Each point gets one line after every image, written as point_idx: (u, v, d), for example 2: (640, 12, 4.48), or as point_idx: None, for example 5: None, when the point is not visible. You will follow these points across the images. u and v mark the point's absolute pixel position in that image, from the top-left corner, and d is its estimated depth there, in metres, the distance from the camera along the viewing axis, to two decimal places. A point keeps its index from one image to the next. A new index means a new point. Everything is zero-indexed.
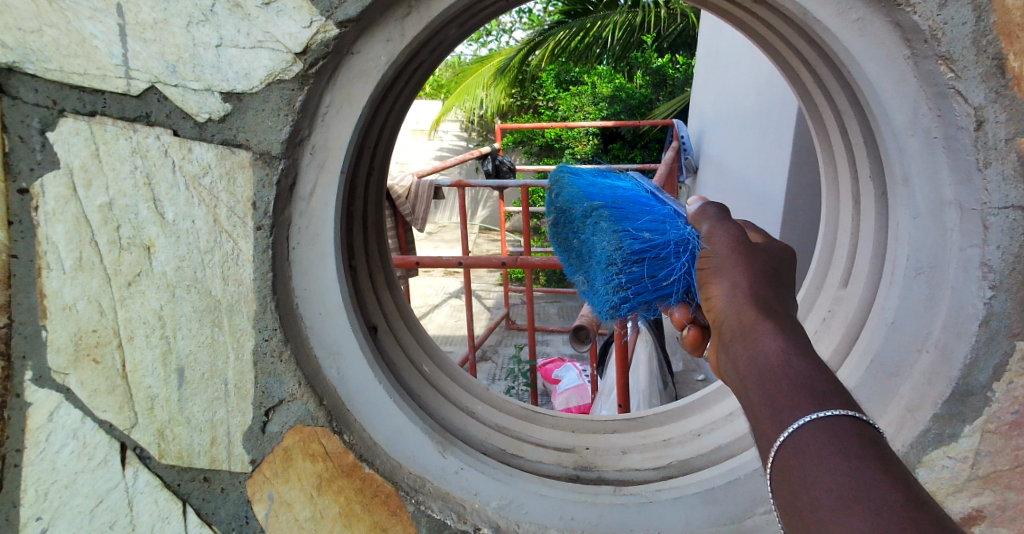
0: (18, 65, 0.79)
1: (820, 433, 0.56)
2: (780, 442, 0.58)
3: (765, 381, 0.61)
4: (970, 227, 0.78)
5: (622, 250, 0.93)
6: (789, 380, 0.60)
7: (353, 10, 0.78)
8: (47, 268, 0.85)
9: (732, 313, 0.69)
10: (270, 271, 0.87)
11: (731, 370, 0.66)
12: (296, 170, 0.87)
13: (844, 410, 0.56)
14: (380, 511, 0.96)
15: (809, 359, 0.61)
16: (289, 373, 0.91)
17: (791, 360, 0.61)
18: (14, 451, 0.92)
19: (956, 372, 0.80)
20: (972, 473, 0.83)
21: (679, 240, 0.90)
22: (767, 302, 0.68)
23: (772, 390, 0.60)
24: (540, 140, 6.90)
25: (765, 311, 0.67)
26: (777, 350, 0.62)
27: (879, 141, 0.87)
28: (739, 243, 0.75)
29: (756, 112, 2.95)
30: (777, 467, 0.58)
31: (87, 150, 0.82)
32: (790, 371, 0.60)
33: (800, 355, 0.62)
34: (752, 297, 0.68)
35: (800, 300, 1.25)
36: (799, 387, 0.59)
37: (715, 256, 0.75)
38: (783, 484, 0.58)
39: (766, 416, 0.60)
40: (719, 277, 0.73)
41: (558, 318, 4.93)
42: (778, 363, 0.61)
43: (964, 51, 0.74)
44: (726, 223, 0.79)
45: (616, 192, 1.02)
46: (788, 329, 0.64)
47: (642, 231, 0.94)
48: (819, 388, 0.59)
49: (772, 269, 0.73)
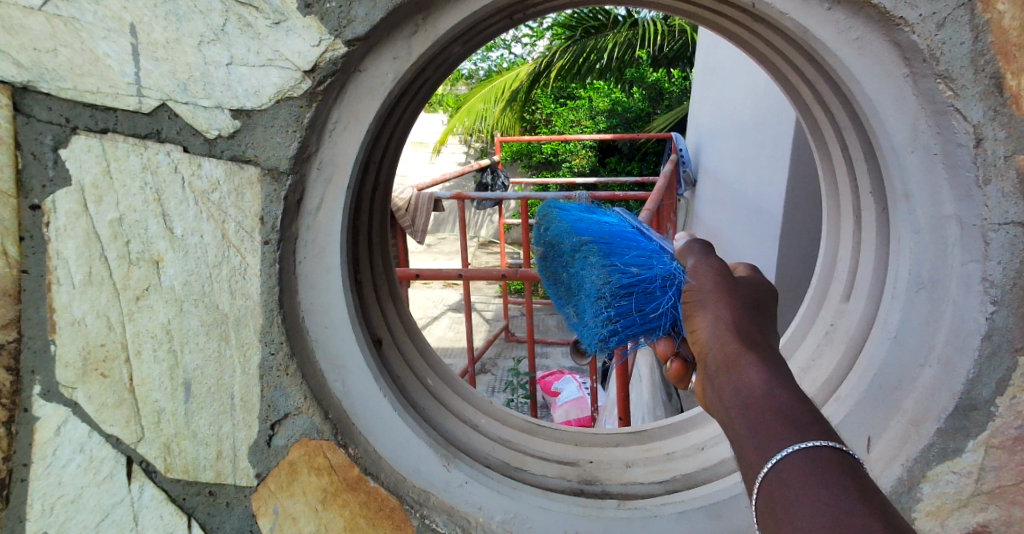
0: (33, 84, 0.80)
1: (802, 463, 0.56)
2: (763, 473, 0.58)
3: (749, 413, 0.62)
4: (970, 243, 0.79)
5: (610, 284, 0.93)
6: (772, 411, 0.60)
7: (362, 29, 0.80)
8: (57, 283, 0.86)
9: (716, 345, 0.69)
10: (277, 285, 0.88)
11: (716, 401, 0.67)
12: (304, 185, 0.88)
13: (826, 441, 0.57)
14: (384, 525, 0.96)
15: (791, 390, 0.62)
16: (295, 387, 0.92)
17: (773, 391, 0.62)
18: (20, 466, 0.92)
19: (959, 387, 0.80)
20: (977, 488, 0.83)
21: (666, 274, 0.91)
22: (748, 333, 0.69)
23: (756, 422, 0.61)
24: (539, 153, 6.95)
25: (747, 342, 0.68)
26: (760, 381, 0.63)
27: (880, 157, 0.87)
28: (722, 277, 0.77)
29: (754, 125, 2.96)
30: (763, 499, 0.59)
31: (98, 167, 0.83)
32: (773, 402, 0.61)
33: (782, 385, 0.62)
34: (734, 329, 0.70)
35: (801, 314, 1.26)
36: (782, 418, 0.60)
37: (700, 289, 0.77)
38: (767, 517, 0.58)
39: (751, 447, 0.60)
40: (703, 309, 0.74)
41: (557, 331, 4.93)
42: (760, 393, 0.62)
43: (962, 70, 0.75)
44: (710, 258, 0.82)
45: (604, 226, 1.03)
46: (771, 360, 0.65)
47: (629, 266, 0.95)
48: (801, 418, 0.59)
49: (753, 302, 0.74)
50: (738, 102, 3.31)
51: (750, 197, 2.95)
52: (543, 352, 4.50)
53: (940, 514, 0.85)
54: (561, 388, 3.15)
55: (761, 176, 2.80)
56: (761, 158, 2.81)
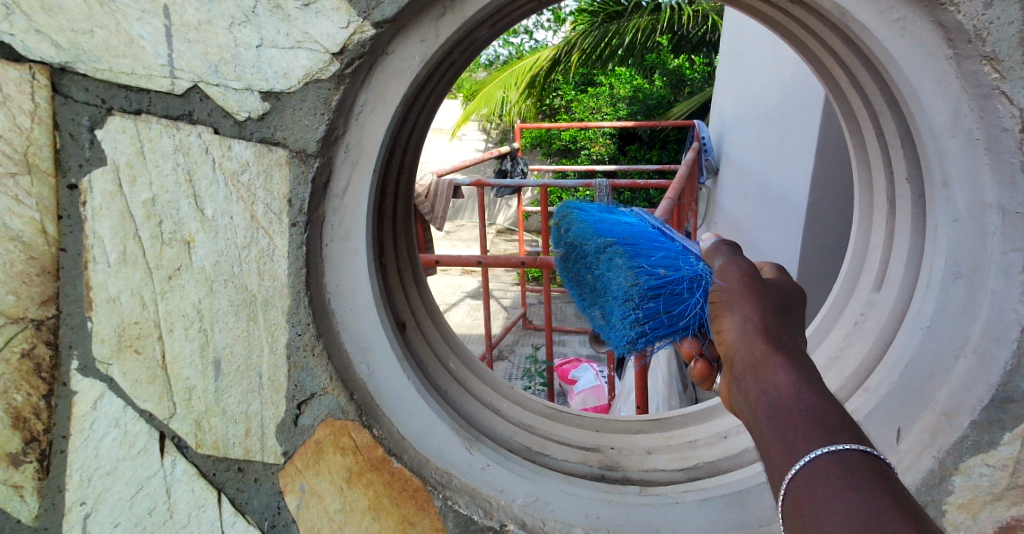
0: (71, 65, 0.82)
1: (831, 467, 0.55)
2: (791, 475, 0.58)
3: (776, 414, 0.61)
4: (1012, 231, 0.76)
5: (639, 286, 0.92)
6: (800, 414, 0.60)
7: (390, 11, 0.79)
8: (93, 262, 0.88)
9: (743, 347, 0.69)
10: (304, 267, 0.89)
11: (743, 404, 0.66)
12: (331, 168, 0.89)
13: (856, 445, 0.56)
14: (407, 505, 0.97)
15: (820, 393, 0.61)
16: (321, 368, 0.93)
17: (802, 393, 0.61)
18: (60, 438, 0.95)
19: (996, 378, 0.78)
20: (1012, 482, 0.81)
21: (693, 275, 0.90)
22: (777, 336, 0.68)
23: (783, 424, 0.60)
24: (558, 141, 6.95)
25: (776, 344, 0.67)
26: (788, 384, 0.62)
27: (918, 142, 0.85)
28: (749, 277, 0.76)
29: (781, 112, 2.90)
30: (789, 502, 0.58)
31: (132, 147, 0.85)
32: (801, 405, 0.60)
33: (812, 389, 0.61)
34: (762, 330, 0.69)
35: (829, 304, 1.24)
36: (810, 421, 0.59)
37: (727, 289, 0.76)
38: (795, 520, 0.57)
39: (777, 449, 0.59)
40: (730, 310, 0.74)
41: (576, 319, 4.94)
42: (789, 395, 0.61)
43: (1010, 51, 0.72)
44: (737, 258, 0.81)
45: (628, 228, 1.02)
46: (800, 363, 0.64)
47: (656, 267, 0.94)
48: (829, 422, 0.58)
49: (781, 303, 0.73)
50: (764, 89, 3.24)
51: (774, 185, 2.90)
52: (561, 340, 4.51)
53: (972, 507, 0.83)
54: (579, 376, 3.17)
55: (786, 164, 2.75)
56: (787, 146, 2.76)
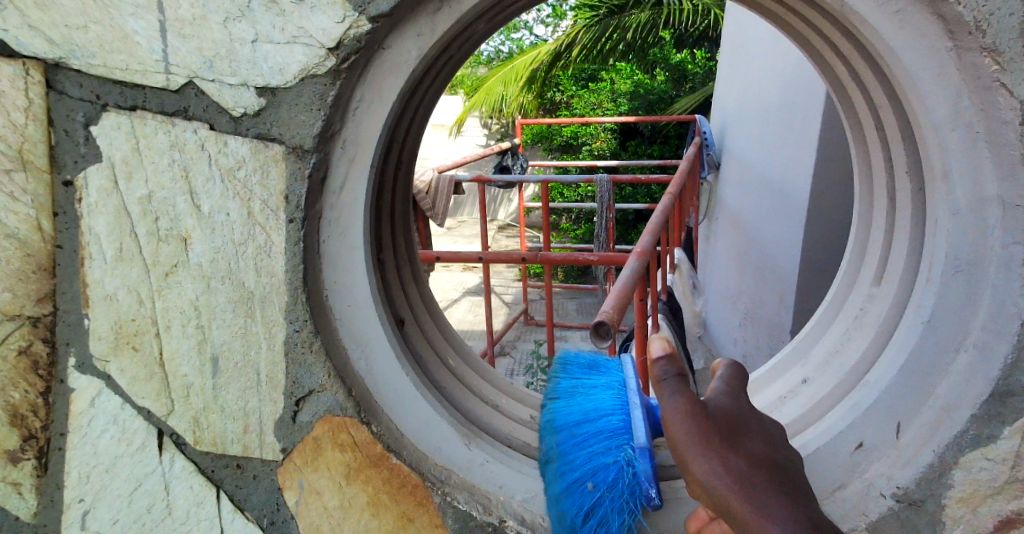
0: (65, 61, 0.81)
1: None
2: None
3: (746, 491, 0.61)
4: (1013, 223, 0.75)
5: None
6: (764, 499, 0.61)
7: (385, 5, 0.79)
8: (89, 259, 0.88)
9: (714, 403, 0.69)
10: (301, 263, 0.89)
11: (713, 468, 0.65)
12: (328, 164, 0.88)
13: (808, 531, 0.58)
14: (406, 500, 0.96)
15: (778, 483, 0.63)
16: (318, 365, 0.93)
17: (758, 476, 0.63)
18: (58, 435, 0.95)
19: (996, 372, 0.78)
20: (1013, 476, 0.78)
21: None
22: (744, 412, 0.70)
23: (755, 501, 0.61)
24: (561, 136, 6.95)
25: (742, 420, 0.68)
26: (748, 464, 0.64)
27: (919, 135, 0.84)
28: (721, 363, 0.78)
29: (783, 106, 2.89)
30: None
31: (128, 144, 0.84)
32: (765, 488, 0.62)
33: (767, 475, 0.63)
34: (733, 402, 0.70)
35: (829, 298, 1.23)
36: (769, 508, 0.60)
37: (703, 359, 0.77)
38: None
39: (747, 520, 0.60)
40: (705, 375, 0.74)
41: (579, 314, 4.94)
42: (751, 477, 0.62)
43: (1011, 42, 0.72)
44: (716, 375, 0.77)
45: None
46: (767, 456, 0.66)
47: None
48: (787, 514, 0.59)
49: None
50: (766, 84, 3.23)
51: (776, 180, 2.89)
52: (563, 335, 4.51)
53: (971, 502, 0.81)
54: None
55: (788, 159, 2.74)
56: (789, 140, 2.74)
